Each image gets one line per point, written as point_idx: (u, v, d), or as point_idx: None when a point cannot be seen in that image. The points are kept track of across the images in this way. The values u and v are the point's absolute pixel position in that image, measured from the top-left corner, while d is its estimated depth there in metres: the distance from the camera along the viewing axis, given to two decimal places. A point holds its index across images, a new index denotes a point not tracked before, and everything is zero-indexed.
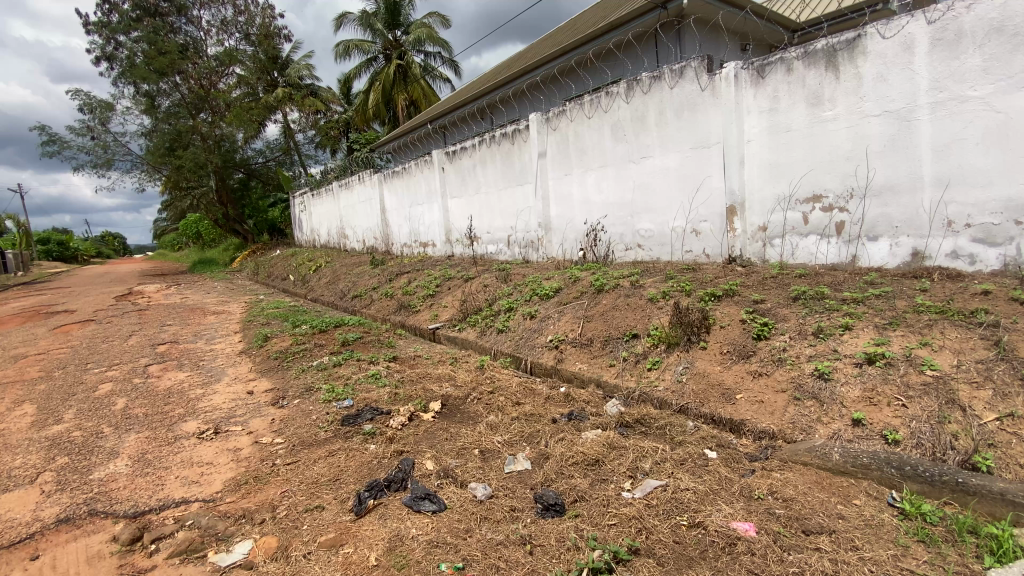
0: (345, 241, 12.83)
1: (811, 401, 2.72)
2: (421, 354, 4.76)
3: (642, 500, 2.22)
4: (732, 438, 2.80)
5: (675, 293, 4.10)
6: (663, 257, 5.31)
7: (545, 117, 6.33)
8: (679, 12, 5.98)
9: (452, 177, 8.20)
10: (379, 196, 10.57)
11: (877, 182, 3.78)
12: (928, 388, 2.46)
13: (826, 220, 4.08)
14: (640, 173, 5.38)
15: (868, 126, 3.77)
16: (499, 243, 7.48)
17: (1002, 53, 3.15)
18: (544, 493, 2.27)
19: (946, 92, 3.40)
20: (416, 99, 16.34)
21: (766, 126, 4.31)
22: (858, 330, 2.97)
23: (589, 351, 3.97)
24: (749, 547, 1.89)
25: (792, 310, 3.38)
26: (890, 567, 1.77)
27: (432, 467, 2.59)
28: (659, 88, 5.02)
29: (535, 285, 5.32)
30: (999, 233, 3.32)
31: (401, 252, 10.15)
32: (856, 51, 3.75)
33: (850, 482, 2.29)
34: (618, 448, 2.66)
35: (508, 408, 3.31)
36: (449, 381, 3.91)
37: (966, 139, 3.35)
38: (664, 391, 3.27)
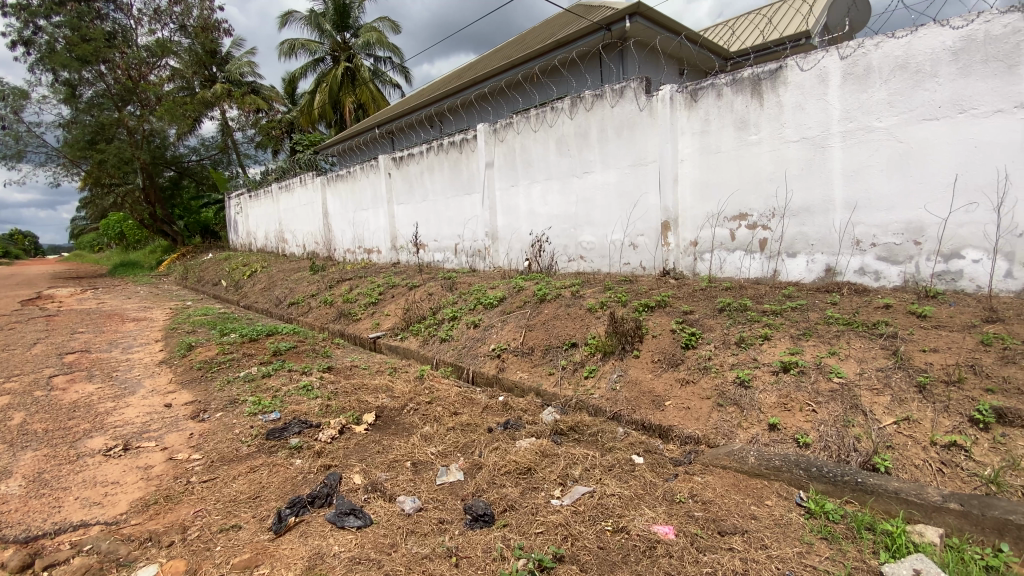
0: (284, 246, 12.31)
1: (732, 407, 2.86)
2: (358, 364, 4.60)
3: (569, 507, 2.24)
4: (660, 444, 2.89)
5: (612, 304, 4.21)
6: (604, 268, 5.46)
7: (493, 128, 6.38)
8: (622, 34, 6.24)
9: (399, 184, 8.08)
10: (322, 201, 10.24)
11: (795, 203, 4.07)
12: (835, 394, 2.66)
13: (751, 236, 4.34)
14: (583, 187, 5.52)
15: (788, 150, 4.06)
16: (446, 251, 7.42)
17: (905, 88, 3.49)
18: (474, 504, 2.25)
19: (855, 122, 3.73)
20: (364, 102, 15.98)
21: (698, 147, 4.55)
22: (775, 340, 3.19)
23: (530, 360, 3.99)
24: (668, 550, 1.95)
25: (718, 320, 3.57)
26: (795, 565, 1.88)
27: (360, 482, 2.50)
28: (601, 106, 5.18)
29: (480, 294, 5.32)
30: (900, 252, 3.65)
31: (344, 258, 9.85)
32: (778, 80, 4.04)
33: (764, 484, 2.42)
34: (550, 456, 2.69)
35: (444, 419, 3.27)
36: (386, 392, 3.80)
37: (873, 165, 3.69)
38: (599, 399, 3.34)
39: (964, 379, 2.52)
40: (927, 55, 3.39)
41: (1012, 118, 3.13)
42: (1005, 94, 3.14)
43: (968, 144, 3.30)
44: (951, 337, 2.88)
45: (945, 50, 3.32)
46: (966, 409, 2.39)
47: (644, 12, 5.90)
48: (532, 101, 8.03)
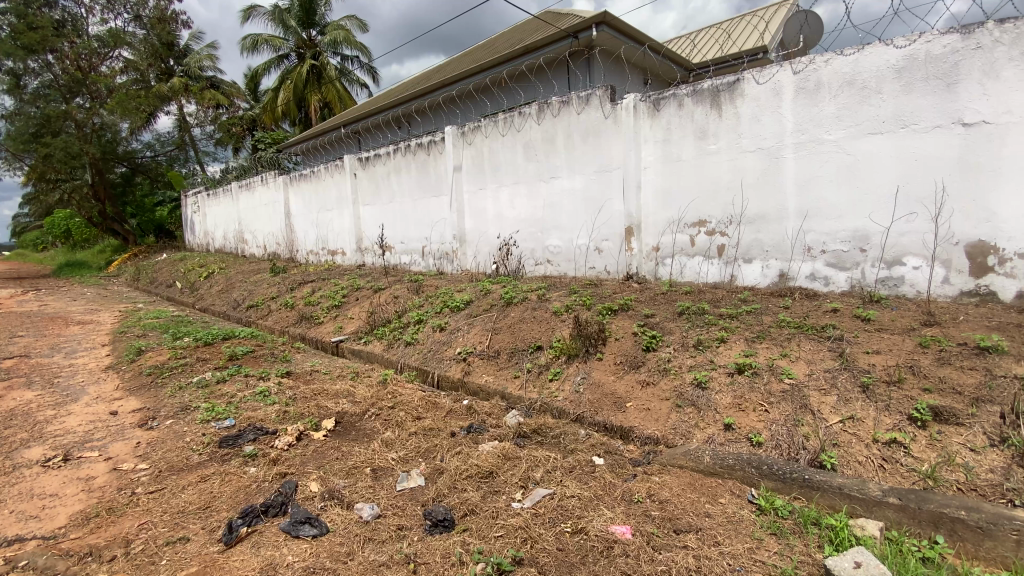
0: (244, 246, 11.93)
1: (690, 408, 2.94)
2: (318, 369, 4.49)
3: (529, 510, 2.25)
4: (621, 445, 2.94)
5: (577, 307, 4.26)
6: (570, 272, 5.52)
7: (461, 131, 6.36)
8: (589, 42, 6.35)
9: (365, 184, 7.96)
10: (284, 200, 9.97)
11: (751, 211, 4.23)
12: (785, 395, 2.78)
13: (710, 242, 4.48)
14: (550, 192, 5.57)
15: (744, 160, 4.21)
16: (413, 253, 7.35)
17: (852, 103, 3.68)
18: (434, 509, 2.23)
19: (807, 134, 3.90)
20: (330, 101, 15.66)
21: (661, 155, 4.67)
22: (731, 342, 3.30)
23: (495, 363, 3.99)
24: (624, 549, 1.98)
25: (678, 324, 3.67)
26: (744, 560, 1.95)
27: (317, 489, 2.44)
28: (568, 112, 5.24)
29: (447, 297, 5.28)
30: (848, 259, 3.84)
31: (307, 260, 9.63)
32: (736, 92, 4.18)
33: (718, 482, 2.49)
34: (513, 459, 2.69)
35: (407, 424, 3.23)
36: (347, 397, 3.72)
37: (823, 176, 3.87)
38: (563, 401, 3.37)
39: (904, 379, 2.68)
40: (873, 72, 3.59)
41: (950, 133, 3.36)
42: (942, 111, 3.37)
43: (909, 157, 3.51)
44: (892, 339, 3.05)
45: (889, 67, 3.53)
46: (905, 408, 2.53)
47: (610, 22, 6.02)
48: (500, 105, 8.07)
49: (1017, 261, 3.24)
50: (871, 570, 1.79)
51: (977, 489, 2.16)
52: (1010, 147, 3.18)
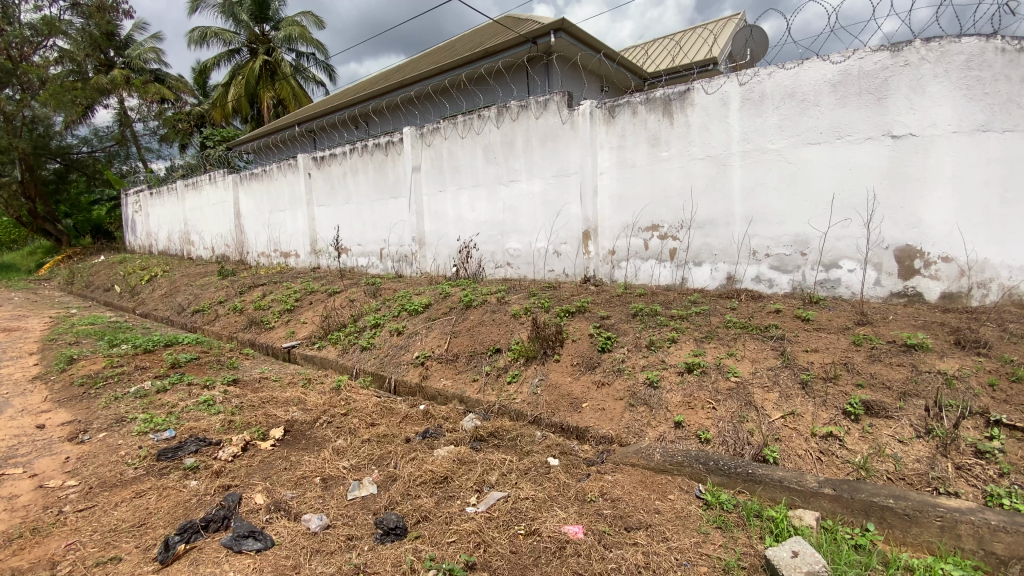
0: (191, 248, 11.37)
1: (642, 407, 3.01)
2: (267, 376, 4.32)
3: (483, 513, 2.25)
4: (576, 445, 2.99)
5: (535, 309, 4.30)
6: (529, 275, 5.56)
7: (420, 131, 6.28)
8: (547, 48, 6.42)
9: (320, 185, 7.75)
10: (234, 200, 9.58)
11: (700, 216, 4.39)
12: (731, 392, 2.90)
13: (662, 246, 4.62)
14: (509, 195, 5.59)
15: (694, 167, 4.37)
16: (370, 256, 7.21)
17: (792, 115, 3.88)
18: (386, 517, 2.19)
19: (751, 143, 4.09)
20: (284, 98, 15.17)
21: (616, 161, 4.77)
22: (681, 342, 3.42)
23: (454, 367, 3.96)
24: (576, 549, 2.01)
25: (632, 325, 3.76)
26: (691, 554, 2.02)
27: (262, 502, 2.35)
28: (526, 117, 5.28)
29: (405, 301, 5.20)
30: (789, 262, 4.04)
31: (258, 262, 9.29)
32: (687, 101, 4.32)
33: (668, 479, 2.57)
34: (468, 463, 2.68)
35: (360, 431, 3.15)
36: (297, 405, 3.60)
37: (766, 183, 4.06)
38: (520, 403, 3.38)
39: (839, 376, 2.84)
40: (811, 86, 3.79)
41: (880, 144, 3.61)
42: (873, 124, 3.61)
43: (845, 166, 3.74)
44: (829, 338, 3.23)
45: (826, 81, 3.73)
46: (840, 402, 2.69)
47: (568, 29, 6.12)
48: (459, 108, 8.04)
49: (939, 264, 3.54)
50: (807, 558, 1.88)
51: (905, 478, 2.32)
52: (933, 159, 3.47)
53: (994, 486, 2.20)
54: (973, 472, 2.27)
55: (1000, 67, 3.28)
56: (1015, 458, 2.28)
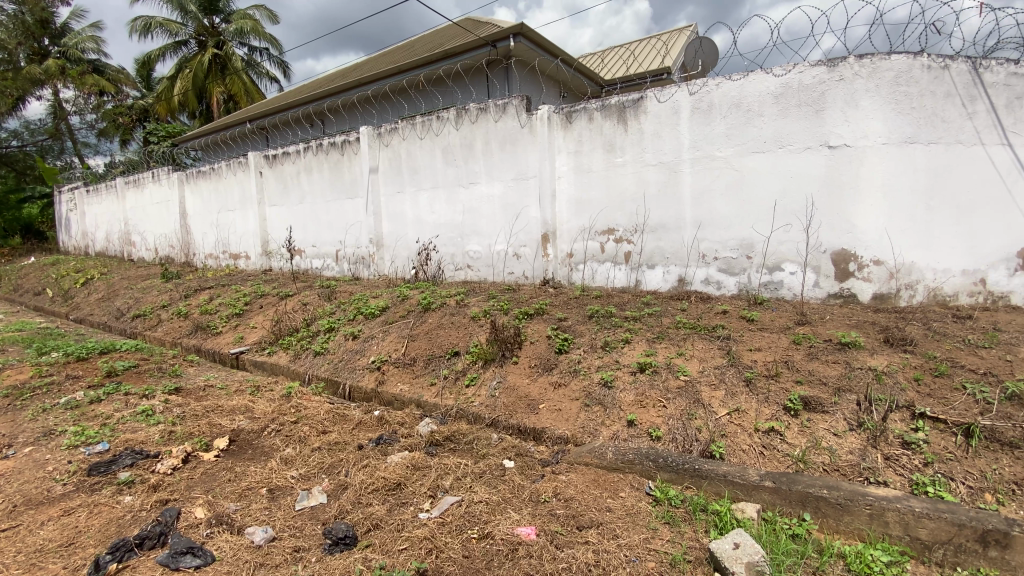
0: (132, 249, 10.77)
1: (597, 406, 3.07)
2: (213, 384, 4.14)
3: (436, 519, 2.23)
4: (532, 446, 3.01)
5: (494, 312, 4.31)
6: (489, 277, 5.57)
7: (377, 131, 6.18)
8: (507, 52, 6.45)
9: (273, 184, 7.49)
10: (180, 198, 9.14)
11: (653, 220, 4.51)
12: (681, 391, 3.00)
13: (618, 249, 4.72)
14: (468, 198, 5.58)
15: (648, 173, 4.49)
16: (325, 257, 7.04)
17: (738, 124, 4.06)
18: (335, 527, 2.14)
19: (701, 151, 4.24)
20: (235, 94, 14.57)
21: (573, 166, 4.85)
22: (634, 343, 3.52)
23: (410, 371, 3.90)
24: (528, 551, 2.03)
25: (588, 326, 3.84)
26: (640, 550, 2.08)
27: (203, 516, 2.25)
28: (485, 119, 5.28)
29: (360, 304, 5.10)
30: (736, 265, 4.22)
31: (205, 264, 8.90)
32: (640, 109, 4.44)
33: (620, 477, 2.63)
34: (422, 468, 2.66)
35: (310, 439, 3.07)
36: (244, 414, 3.47)
37: (714, 190, 4.23)
38: (478, 406, 3.38)
39: (780, 373, 2.99)
40: (756, 97, 3.97)
41: (818, 154, 3.82)
42: (812, 134, 3.82)
43: (786, 174, 3.94)
44: (771, 337, 3.41)
45: (770, 93, 3.92)
46: (781, 399, 2.82)
47: (527, 34, 6.17)
48: (418, 108, 7.96)
49: (871, 267, 3.81)
50: (747, 549, 1.97)
51: (839, 469, 2.46)
52: (865, 168, 3.73)
53: (919, 475, 2.37)
54: (900, 462, 2.44)
55: (926, 83, 3.61)
56: (936, 448, 2.46)
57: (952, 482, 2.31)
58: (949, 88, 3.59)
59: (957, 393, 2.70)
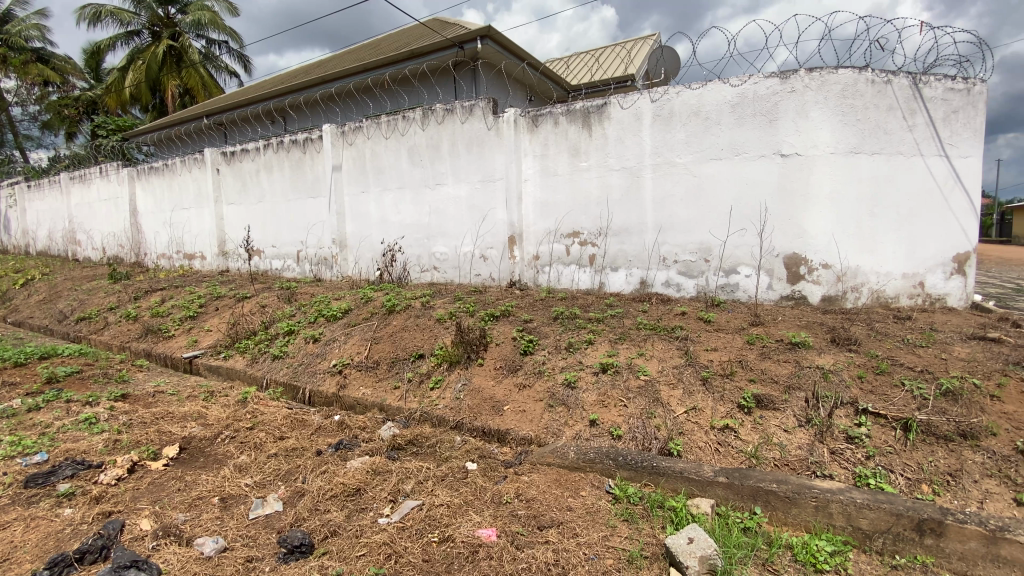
0: (77, 249, 10.21)
1: (561, 407, 3.10)
2: (163, 390, 3.97)
3: (396, 523, 2.21)
4: (496, 448, 3.02)
5: (460, 314, 4.30)
6: (455, 279, 5.55)
7: (341, 130, 6.06)
8: (474, 54, 6.46)
9: (230, 181, 7.25)
10: (130, 195, 8.73)
11: (616, 223, 4.61)
12: (641, 390, 3.07)
13: (582, 252, 4.80)
14: (434, 199, 5.54)
15: (612, 177, 4.58)
16: (286, 258, 6.86)
17: (697, 132, 4.19)
18: (291, 534, 2.10)
19: (662, 157, 4.35)
20: (192, 87, 14.01)
21: (540, 169, 4.90)
22: (598, 344, 3.58)
23: (373, 375, 3.84)
24: (488, 552, 2.03)
25: (553, 328, 3.89)
26: (599, 547, 2.12)
27: (150, 527, 2.16)
28: (452, 121, 5.26)
29: (322, 306, 4.99)
30: (695, 268, 4.36)
31: (158, 264, 8.53)
32: (604, 115, 4.52)
33: (581, 476, 2.67)
34: (382, 473, 2.63)
35: (267, 445, 2.98)
36: (196, 421, 3.34)
37: (674, 195, 4.35)
38: (443, 409, 3.35)
39: (735, 372, 3.11)
40: (714, 105, 4.10)
41: (771, 162, 3.99)
42: (766, 143, 3.98)
43: (742, 181, 4.09)
44: (726, 337, 3.54)
45: (727, 103, 4.06)
46: (736, 397, 2.93)
47: (494, 37, 6.19)
48: (384, 108, 7.86)
49: (820, 270, 3.99)
50: (701, 543, 2.03)
51: (789, 464, 2.57)
52: (815, 176, 3.90)
53: (862, 468, 2.50)
54: (845, 456, 2.57)
55: (870, 96, 3.84)
56: (877, 441, 2.61)
57: (892, 474, 2.45)
58: (891, 101, 3.85)
59: (897, 389, 2.88)
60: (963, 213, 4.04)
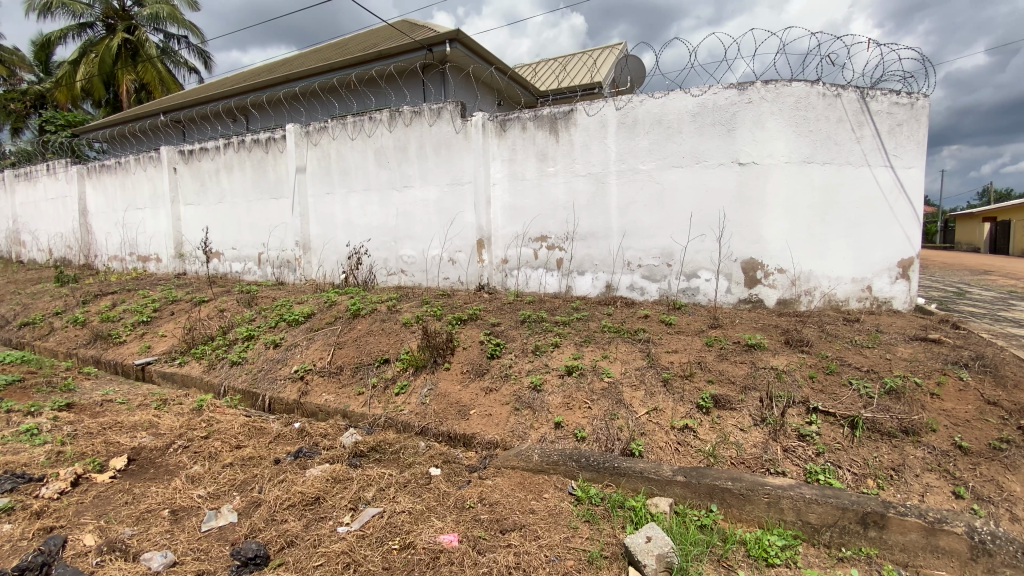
0: (21, 250, 9.67)
1: (526, 410, 3.13)
2: (112, 399, 3.80)
3: (356, 532, 2.19)
4: (460, 453, 3.01)
5: (427, 317, 4.28)
6: (422, 282, 5.52)
7: (305, 130, 5.94)
8: (442, 57, 6.47)
9: (188, 181, 7.01)
10: (79, 195, 8.32)
11: (583, 228, 4.67)
12: (605, 392, 3.13)
13: (550, 255, 4.85)
14: (402, 202, 5.50)
15: (578, 183, 4.64)
16: (247, 261, 6.67)
17: (660, 140, 4.30)
18: (245, 546, 2.04)
19: (626, 164, 4.45)
20: (148, 83, 13.47)
21: (507, 174, 4.93)
22: (563, 346, 3.64)
23: (337, 381, 3.77)
24: (448, 558, 2.03)
25: (519, 331, 3.92)
26: (560, 549, 2.15)
27: (94, 543, 2.07)
28: (419, 123, 5.24)
29: (284, 310, 4.88)
30: (658, 272, 4.47)
31: (109, 267, 8.15)
32: (570, 121, 4.59)
33: (545, 478, 2.69)
34: (343, 481, 2.59)
35: (222, 455, 2.90)
36: (147, 430, 3.22)
37: (638, 201, 4.45)
38: (408, 414, 3.32)
39: (694, 373, 3.20)
40: (676, 114, 4.22)
41: (730, 170, 4.13)
42: (725, 152, 4.12)
43: (703, 188, 4.22)
44: (687, 339, 3.65)
45: (687, 112, 4.18)
46: (695, 398, 3.02)
47: (463, 41, 6.20)
48: (350, 109, 7.74)
49: (776, 275, 4.16)
50: (658, 542, 2.08)
51: (745, 462, 2.66)
52: (770, 184, 4.06)
53: (812, 464, 2.60)
54: (797, 453, 2.67)
55: (821, 109, 4.03)
56: (826, 438, 2.73)
57: (840, 470, 2.56)
58: (841, 114, 4.05)
59: (845, 388, 3.02)
60: (906, 220, 4.27)
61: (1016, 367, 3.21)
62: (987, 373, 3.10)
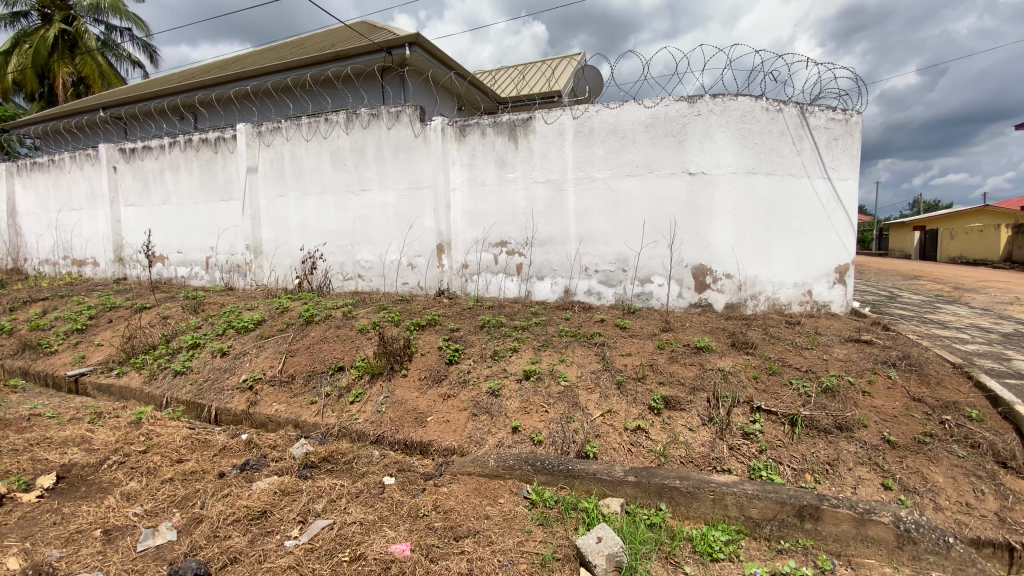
0: None
1: (484, 415, 3.14)
2: (40, 413, 3.56)
3: (304, 545, 2.14)
4: (416, 460, 2.99)
5: (384, 324, 4.23)
6: (380, 287, 5.45)
7: (258, 130, 5.76)
8: (402, 60, 6.44)
9: (130, 181, 6.66)
10: (7, 194, 7.76)
11: (541, 234, 4.75)
12: (561, 395, 3.19)
13: (509, 261, 4.89)
14: (359, 205, 5.41)
15: (537, 189, 4.71)
16: (193, 265, 6.40)
17: (615, 149, 4.42)
18: (184, 565, 1.97)
19: (583, 172, 4.55)
20: (86, 77, 12.71)
21: (467, 179, 4.94)
22: (521, 351, 3.68)
23: (289, 390, 3.67)
24: (400, 567, 2.02)
25: (478, 336, 3.94)
26: (513, 553, 2.17)
27: (17, 567, 1.95)
28: (377, 126, 5.18)
29: (232, 317, 4.71)
30: (613, 277, 4.59)
31: (40, 271, 7.64)
32: (529, 128, 4.65)
33: (500, 483, 2.71)
34: (291, 493, 2.53)
35: (162, 470, 2.77)
36: (79, 446, 3.03)
37: (595, 208, 4.56)
38: (363, 423, 3.27)
39: (646, 376, 3.31)
40: (631, 125, 4.35)
41: (681, 179, 4.29)
42: (676, 162, 4.28)
43: (656, 196, 4.37)
44: (640, 342, 3.77)
45: (641, 122, 4.32)
46: (647, 399, 3.11)
47: (422, 45, 6.19)
48: (305, 109, 7.56)
49: (724, 280, 4.34)
50: (609, 542, 2.14)
51: (693, 461, 2.76)
52: (718, 193, 4.25)
53: (756, 461, 2.74)
54: (741, 451, 2.80)
55: (765, 122, 4.24)
56: (769, 436, 2.87)
57: (780, 466, 2.70)
58: (782, 128, 4.29)
59: (786, 388, 3.19)
60: (842, 228, 4.56)
61: (938, 365, 3.48)
62: (912, 371, 3.36)
